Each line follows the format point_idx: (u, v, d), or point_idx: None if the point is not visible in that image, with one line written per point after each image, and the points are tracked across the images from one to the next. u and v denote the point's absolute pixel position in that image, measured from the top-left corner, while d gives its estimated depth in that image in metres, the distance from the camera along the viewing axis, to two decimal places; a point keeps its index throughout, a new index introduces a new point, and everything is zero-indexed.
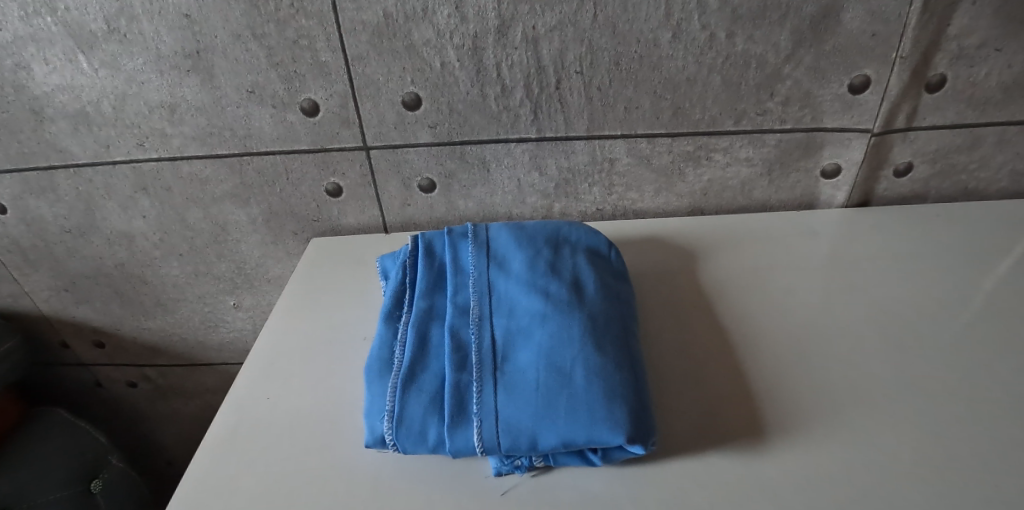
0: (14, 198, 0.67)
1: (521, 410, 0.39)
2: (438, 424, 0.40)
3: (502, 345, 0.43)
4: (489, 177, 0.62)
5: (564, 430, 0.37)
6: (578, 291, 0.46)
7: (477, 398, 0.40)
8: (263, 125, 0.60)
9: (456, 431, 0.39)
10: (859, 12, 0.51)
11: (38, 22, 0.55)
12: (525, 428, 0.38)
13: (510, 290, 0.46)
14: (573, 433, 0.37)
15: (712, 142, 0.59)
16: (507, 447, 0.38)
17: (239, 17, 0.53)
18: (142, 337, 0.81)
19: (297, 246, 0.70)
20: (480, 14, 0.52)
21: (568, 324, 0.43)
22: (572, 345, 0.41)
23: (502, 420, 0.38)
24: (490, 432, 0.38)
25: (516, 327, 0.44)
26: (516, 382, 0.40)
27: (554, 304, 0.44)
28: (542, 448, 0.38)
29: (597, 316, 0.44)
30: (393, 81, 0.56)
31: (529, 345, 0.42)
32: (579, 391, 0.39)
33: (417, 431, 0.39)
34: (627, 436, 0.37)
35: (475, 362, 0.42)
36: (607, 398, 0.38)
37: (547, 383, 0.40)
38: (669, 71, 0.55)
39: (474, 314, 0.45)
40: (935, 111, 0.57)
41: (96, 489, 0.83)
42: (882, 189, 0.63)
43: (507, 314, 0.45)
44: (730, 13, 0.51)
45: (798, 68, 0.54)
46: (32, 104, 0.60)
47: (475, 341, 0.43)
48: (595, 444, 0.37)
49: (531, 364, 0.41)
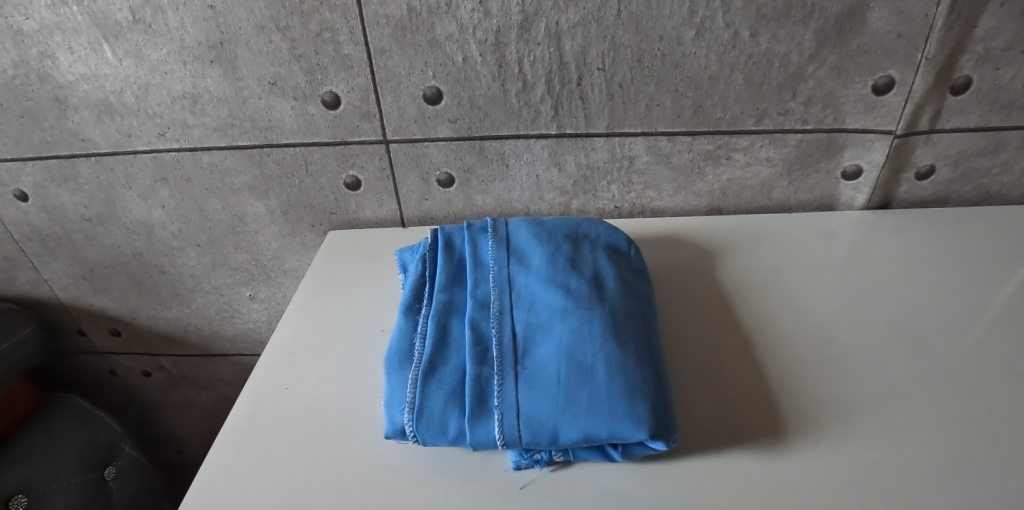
0: (35, 186, 0.68)
1: (543, 405, 0.39)
2: (459, 416, 0.40)
3: (522, 340, 0.43)
4: (508, 173, 0.62)
5: (585, 425, 0.37)
6: (598, 287, 0.46)
7: (498, 392, 0.40)
8: (284, 117, 0.60)
9: (477, 424, 0.39)
10: (885, 12, 0.51)
11: (65, 11, 0.55)
12: (546, 422, 0.38)
13: (531, 285, 0.46)
14: (595, 428, 0.37)
15: (732, 141, 0.59)
16: (528, 440, 0.38)
17: (263, 9, 0.53)
18: (158, 326, 0.82)
19: (315, 239, 0.70)
20: (504, 9, 0.52)
21: (589, 319, 0.43)
22: (593, 341, 0.41)
23: (523, 414, 0.39)
24: (511, 425, 0.38)
25: (537, 322, 0.44)
26: (536, 377, 0.40)
27: (575, 300, 0.44)
28: (563, 442, 0.38)
29: (618, 312, 0.44)
30: (415, 75, 0.56)
31: (550, 340, 0.42)
32: (600, 386, 0.39)
33: (437, 423, 0.40)
34: (649, 432, 0.37)
35: (496, 356, 0.42)
36: (629, 395, 0.38)
37: (569, 378, 0.40)
38: (692, 69, 0.55)
39: (494, 308, 0.45)
40: (958, 114, 0.56)
41: (110, 476, 0.84)
42: (902, 192, 0.63)
43: (528, 309, 0.45)
44: (755, 11, 0.51)
45: (821, 68, 0.54)
46: (57, 93, 0.60)
47: (496, 335, 0.43)
48: (616, 440, 0.37)
49: (552, 358, 0.41)
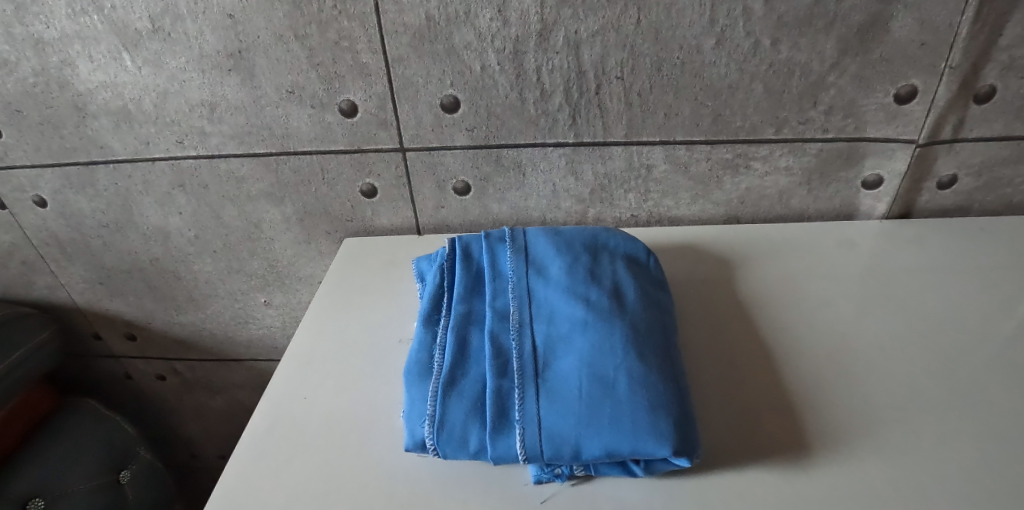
0: (54, 192, 0.69)
1: (564, 419, 0.38)
2: (479, 429, 0.40)
3: (543, 352, 0.43)
4: (525, 181, 0.62)
5: (608, 440, 0.37)
6: (619, 299, 0.45)
7: (519, 406, 0.39)
8: (301, 125, 0.60)
9: (498, 438, 0.38)
10: (908, 20, 0.50)
11: (85, 20, 0.56)
12: (568, 437, 0.38)
13: (550, 296, 0.46)
14: (617, 443, 0.37)
15: (751, 150, 0.58)
16: (550, 455, 0.38)
17: (282, 18, 0.54)
18: (173, 331, 0.82)
19: (330, 246, 0.70)
20: (523, 18, 0.51)
21: (611, 332, 0.42)
22: (615, 354, 0.41)
23: (545, 427, 0.38)
24: (533, 440, 0.38)
25: (557, 334, 0.43)
26: (557, 390, 0.40)
27: (595, 312, 0.44)
28: (585, 457, 0.37)
29: (638, 325, 0.43)
30: (432, 83, 0.56)
31: (571, 352, 0.42)
32: (622, 401, 0.39)
33: (457, 436, 0.39)
34: (672, 448, 0.36)
35: (517, 368, 0.41)
36: (651, 410, 0.38)
37: (590, 392, 0.39)
38: (712, 78, 0.54)
39: (513, 320, 0.44)
40: (982, 123, 0.56)
41: (125, 479, 0.84)
42: (924, 201, 0.62)
43: (547, 321, 0.44)
44: (776, 20, 0.51)
45: (843, 77, 0.53)
46: (76, 101, 0.61)
47: (516, 348, 0.43)
48: (638, 455, 0.37)
49: (573, 372, 0.41)
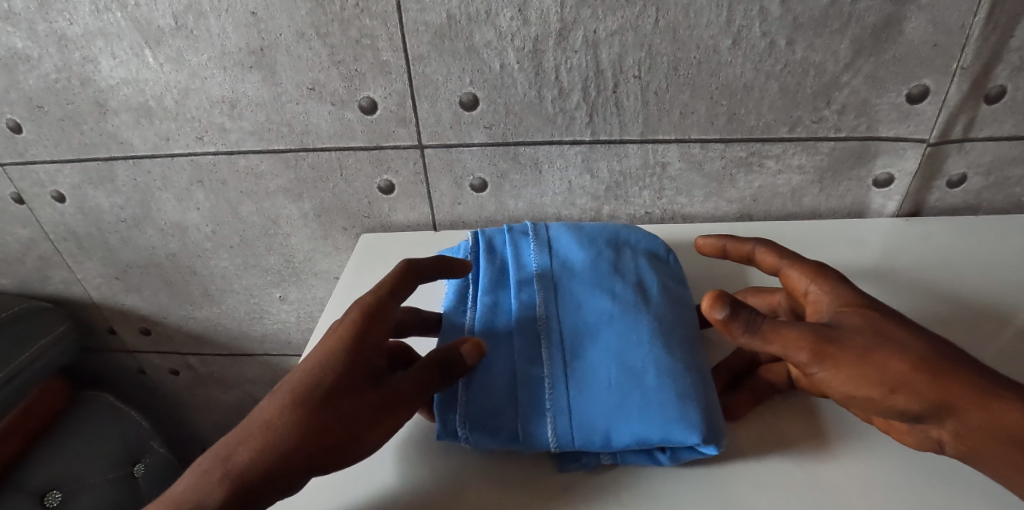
0: (73, 188, 0.69)
1: (595, 407, 0.40)
2: (510, 418, 0.40)
3: (571, 342, 0.43)
4: (541, 178, 0.63)
5: (638, 429, 0.38)
6: (643, 293, 0.46)
7: (549, 396, 0.41)
8: (321, 122, 0.61)
9: (530, 426, 0.40)
10: (921, 22, 0.51)
11: (108, 17, 0.56)
12: (599, 426, 0.39)
13: (576, 289, 0.47)
14: (647, 431, 0.38)
15: (765, 148, 0.59)
16: (581, 443, 0.39)
17: (304, 16, 0.54)
18: (187, 326, 0.83)
19: (346, 241, 0.71)
20: (542, 17, 0.52)
21: (637, 324, 0.44)
22: (643, 345, 0.42)
23: (575, 416, 0.40)
24: (564, 428, 0.39)
25: (584, 325, 0.44)
26: (586, 379, 0.41)
27: (621, 305, 0.45)
28: (615, 445, 0.39)
29: (664, 318, 0.45)
30: (452, 81, 0.57)
31: (598, 343, 0.43)
32: (651, 390, 0.40)
33: (490, 425, 0.40)
34: (701, 436, 0.38)
35: (546, 357, 0.42)
36: (680, 400, 0.39)
37: (620, 382, 0.40)
38: (727, 78, 0.55)
39: (541, 311, 0.45)
40: (992, 123, 0.56)
41: (138, 473, 0.85)
42: (933, 200, 0.63)
43: (574, 313, 0.45)
44: (792, 21, 0.52)
45: (857, 77, 0.54)
46: (98, 97, 0.62)
47: (544, 338, 0.43)
48: (668, 443, 0.38)
49: (601, 362, 0.42)
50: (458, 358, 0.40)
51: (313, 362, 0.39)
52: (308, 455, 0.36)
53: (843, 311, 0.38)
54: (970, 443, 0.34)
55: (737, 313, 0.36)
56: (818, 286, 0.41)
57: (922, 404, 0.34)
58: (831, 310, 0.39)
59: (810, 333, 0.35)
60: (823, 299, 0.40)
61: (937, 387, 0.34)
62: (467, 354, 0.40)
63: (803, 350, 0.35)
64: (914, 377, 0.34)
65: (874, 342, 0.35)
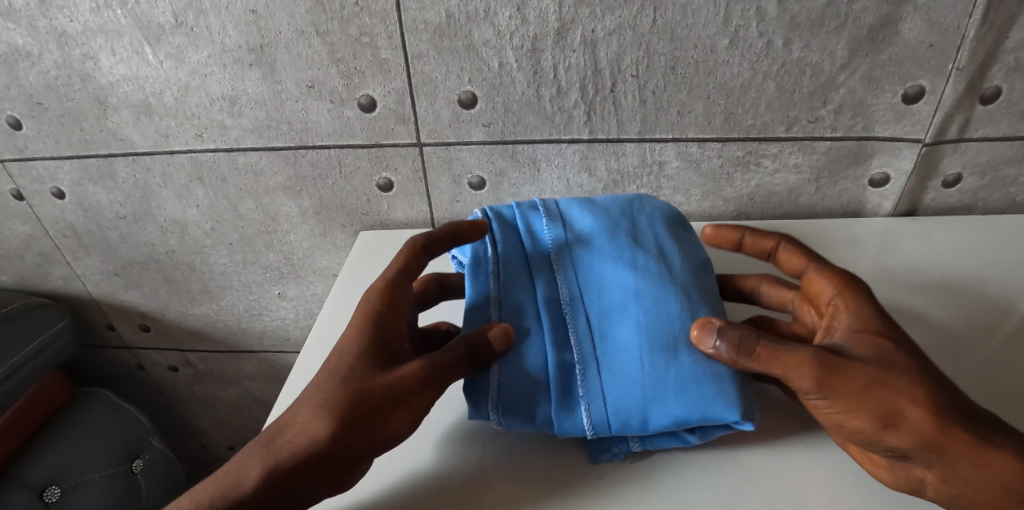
0: (73, 184, 0.70)
1: (628, 392, 0.40)
2: (545, 404, 0.41)
3: (599, 325, 0.43)
4: (539, 176, 0.63)
5: (675, 412, 0.39)
6: (666, 266, 0.46)
7: (582, 382, 0.41)
8: (320, 120, 0.61)
9: (566, 414, 0.40)
10: (917, 22, 0.51)
11: (109, 14, 0.57)
12: (635, 410, 0.40)
13: (599, 267, 0.46)
14: (685, 414, 0.39)
15: (762, 147, 0.60)
16: (618, 427, 0.40)
17: (304, 14, 0.55)
18: (187, 322, 0.83)
19: (345, 239, 0.71)
20: (541, 16, 0.53)
21: (666, 303, 0.43)
22: (671, 326, 0.42)
23: (611, 403, 0.40)
24: (600, 414, 0.40)
25: (610, 306, 0.44)
26: (619, 363, 0.41)
27: (647, 282, 0.44)
28: (652, 428, 0.40)
29: (689, 294, 0.44)
30: (451, 79, 0.57)
31: (626, 323, 0.43)
32: (684, 370, 0.40)
33: (523, 410, 0.41)
34: (739, 414, 0.39)
35: (575, 342, 0.42)
36: (713, 379, 0.40)
37: (653, 365, 0.41)
38: (724, 77, 0.55)
39: (564, 292, 0.44)
40: (988, 123, 0.57)
41: (138, 469, 0.86)
42: (929, 199, 0.63)
43: (599, 293, 0.45)
44: (789, 21, 0.52)
45: (853, 77, 0.55)
46: (98, 94, 0.62)
47: (571, 321, 0.43)
48: (704, 422, 0.40)
49: (632, 343, 0.42)
50: (485, 345, 0.41)
51: (336, 355, 0.41)
52: (327, 448, 0.37)
53: (857, 336, 0.39)
54: (956, 488, 0.35)
55: (727, 337, 0.39)
56: (842, 301, 0.41)
57: (915, 443, 0.35)
58: (846, 330, 0.40)
59: (814, 363, 0.36)
60: (841, 315, 0.41)
61: (938, 429, 0.35)
62: (495, 340, 0.41)
63: (805, 378, 0.36)
64: (911, 417, 0.35)
65: (882, 380, 0.36)
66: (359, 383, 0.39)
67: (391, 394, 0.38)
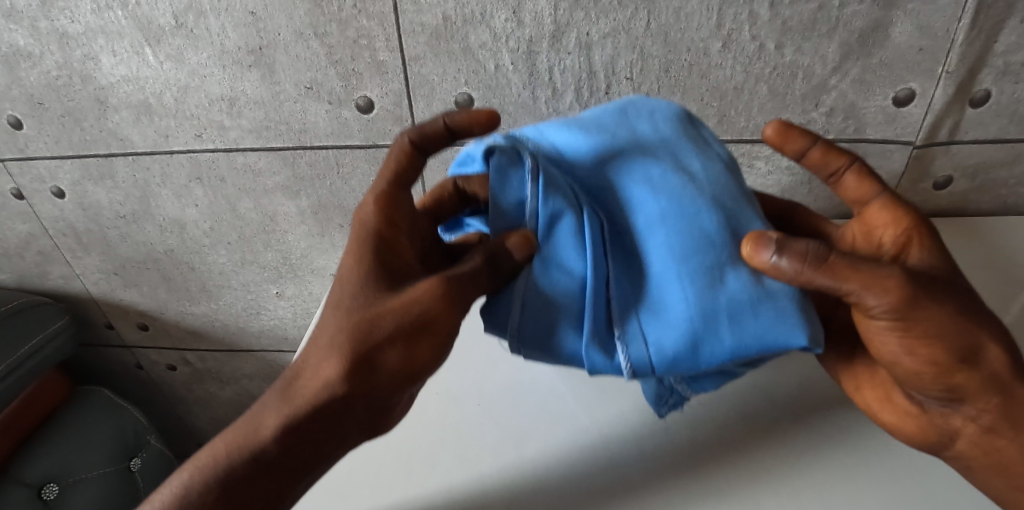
0: (73, 183, 0.70)
1: (669, 327, 0.36)
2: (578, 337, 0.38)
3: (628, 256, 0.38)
4: None
5: (726, 342, 0.35)
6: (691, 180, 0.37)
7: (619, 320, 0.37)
8: (318, 120, 0.62)
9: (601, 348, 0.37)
10: (907, 27, 0.52)
11: (109, 16, 0.57)
12: (681, 345, 0.35)
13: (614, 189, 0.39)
14: (738, 342, 0.35)
15: (755, 149, 0.61)
16: (660, 361, 0.36)
17: (303, 16, 0.55)
18: (186, 321, 0.84)
19: (343, 238, 0.72)
20: (537, 20, 0.53)
21: (697, 221, 0.36)
22: (708, 251, 0.35)
23: (651, 338, 0.36)
24: (641, 349, 0.36)
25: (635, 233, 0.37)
26: (656, 296, 0.36)
27: (674, 202, 0.37)
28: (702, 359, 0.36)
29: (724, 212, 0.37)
30: (448, 81, 0.58)
31: (658, 252, 0.36)
32: (732, 298, 0.35)
33: (551, 341, 0.38)
34: (800, 337, 0.35)
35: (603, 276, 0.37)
36: (758, 304, 0.35)
37: (696, 295, 0.35)
38: (718, 80, 0.56)
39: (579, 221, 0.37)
40: (978, 125, 0.57)
41: (136, 467, 0.87)
42: (920, 200, 0.64)
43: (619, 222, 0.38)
44: (781, 25, 0.53)
45: (845, 80, 0.55)
46: (98, 94, 0.63)
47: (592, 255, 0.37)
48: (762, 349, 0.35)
49: (666, 274, 0.36)
50: (507, 257, 0.36)
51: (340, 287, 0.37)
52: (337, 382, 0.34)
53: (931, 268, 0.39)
54: (1000, 434, 0.37)
55: (794, 251, 0.33)
56: (916, 236, 0.41)
57: (982, 383, 0.36)
58: (919, 262, 0.40)
59: (901, 285, 0.33)
60: (913, 247, 0.41)
61: (1008, 372, 0.36)
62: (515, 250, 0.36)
63: (884, 297, 0.33)
64: (991, 357, 0.36)
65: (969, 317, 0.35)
66: (367, 312, 0.35)
67: (406, 319, 0.34)
